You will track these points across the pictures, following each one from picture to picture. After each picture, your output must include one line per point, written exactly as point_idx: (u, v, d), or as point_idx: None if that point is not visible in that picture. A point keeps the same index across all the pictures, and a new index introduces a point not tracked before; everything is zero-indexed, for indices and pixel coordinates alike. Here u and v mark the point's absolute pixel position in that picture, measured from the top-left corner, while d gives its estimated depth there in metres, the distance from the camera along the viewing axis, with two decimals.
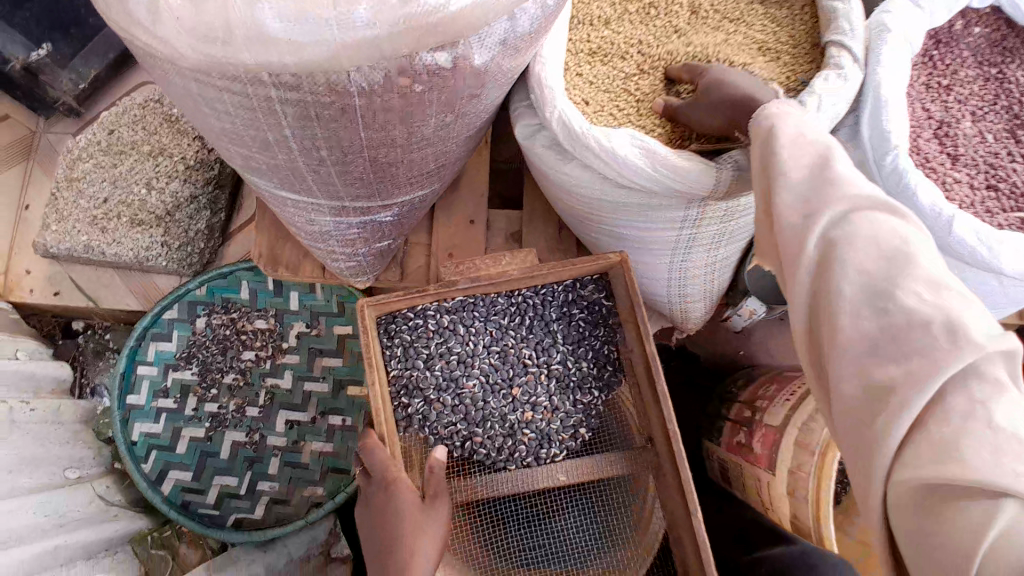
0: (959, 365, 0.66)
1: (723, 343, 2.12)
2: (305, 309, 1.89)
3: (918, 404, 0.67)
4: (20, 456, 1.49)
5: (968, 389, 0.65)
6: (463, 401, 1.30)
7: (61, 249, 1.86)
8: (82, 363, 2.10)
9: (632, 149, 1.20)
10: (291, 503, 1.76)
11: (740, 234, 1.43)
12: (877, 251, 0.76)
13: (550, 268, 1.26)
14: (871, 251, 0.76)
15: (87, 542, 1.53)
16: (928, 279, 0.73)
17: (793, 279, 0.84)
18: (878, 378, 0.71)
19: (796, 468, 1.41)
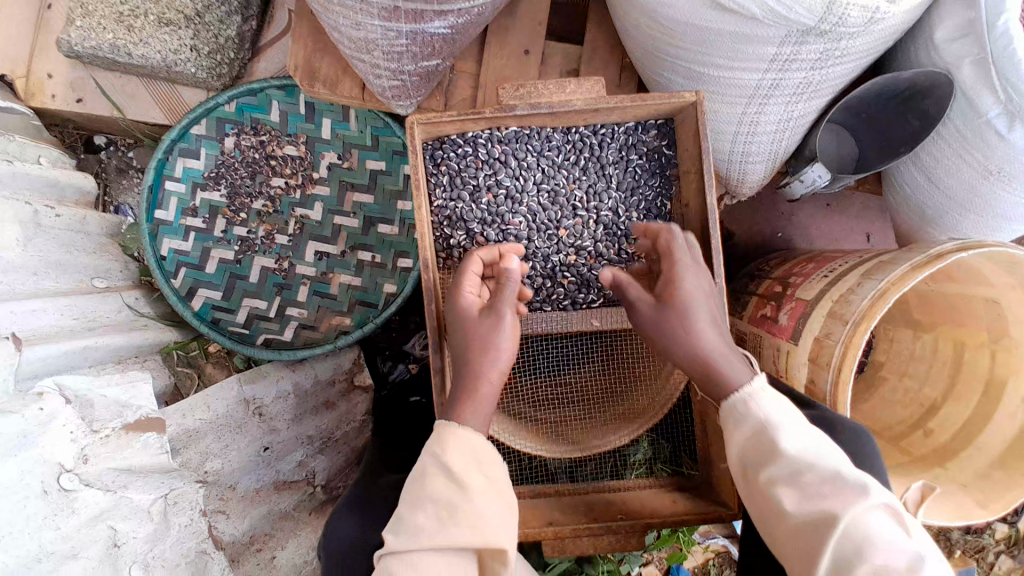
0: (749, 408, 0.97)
1: (760, 223, 2.01)
2: (338, 139, 1.79)
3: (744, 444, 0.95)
4: (45, 259, 1.49)
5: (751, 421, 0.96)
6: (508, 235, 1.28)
7: (85, 47, 1.71)
8: (106, 179, 2.05)
9: None
10: (320, 330, 1.79)
11: (823, 88, 1.33)
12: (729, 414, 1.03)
13: (619, 101, 1.15)
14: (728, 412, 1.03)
15: (117, 346, 1.52)
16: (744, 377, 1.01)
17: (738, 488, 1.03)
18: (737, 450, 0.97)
19: (824, 336, 1.34)
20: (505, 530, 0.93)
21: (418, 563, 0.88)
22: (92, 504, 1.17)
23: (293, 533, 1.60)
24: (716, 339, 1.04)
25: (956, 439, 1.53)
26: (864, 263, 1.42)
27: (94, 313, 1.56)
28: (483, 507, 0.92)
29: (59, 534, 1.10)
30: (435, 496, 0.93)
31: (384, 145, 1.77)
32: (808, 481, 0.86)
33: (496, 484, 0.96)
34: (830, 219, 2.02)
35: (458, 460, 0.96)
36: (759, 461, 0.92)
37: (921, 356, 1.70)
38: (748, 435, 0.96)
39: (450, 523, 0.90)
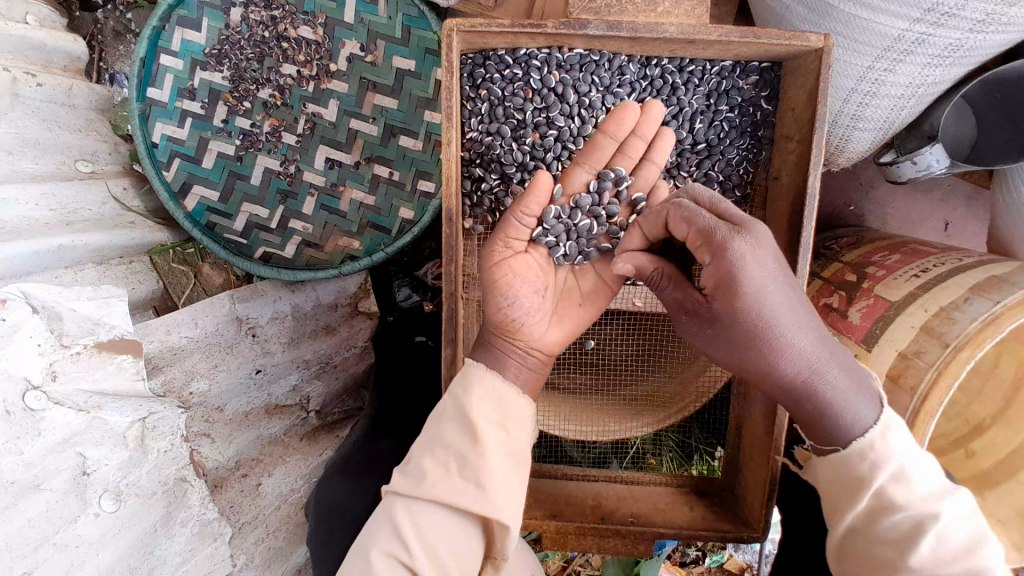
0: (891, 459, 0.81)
1: (836, 192, 1.75)
2: (362, 25, 1.50)
3: (888, 502, 0.81)
4: (20, 136, 1.29)
5: (894, 476, 0.81)
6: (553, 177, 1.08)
7: None
8: (101, 44, 1.78)
9: None
10: (325, 250, 1.61)
11: (971, 55, 1.07)
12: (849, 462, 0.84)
13: (727, 33, 0.87)
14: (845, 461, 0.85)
15: (100, 246, 1.37)
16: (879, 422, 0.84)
17: (850, 551, 0.86)
18: (883, 514, 0.81)
19: (912, 354, 1.14)
20: (510, 499, 0.84)
21: (417, 511, 0.83)
22: (62, 425, 1.05)
23: (282, 459, 1.50)
24: (805, 358, 0.83)
25: (996, 469, 1.34)
26: (966, 270, 1.20)
27: (73, 203, 1.36)
28: (492, 468, 0.83)
29: (22, 460, 0.99)
30: (450, 445, 0.86)
31: (416, 40, 1.49)
32: (945, 561, 0.77)
33: (517, 447, 0.88)
34: (918, 197, 1.74)
35: (479, 409, 0.88)
36: (887, 534, 0.80)
37: (977, 368, 1.46)
38: (870, 505, 0.82)
39: (458, 477, 0.83)
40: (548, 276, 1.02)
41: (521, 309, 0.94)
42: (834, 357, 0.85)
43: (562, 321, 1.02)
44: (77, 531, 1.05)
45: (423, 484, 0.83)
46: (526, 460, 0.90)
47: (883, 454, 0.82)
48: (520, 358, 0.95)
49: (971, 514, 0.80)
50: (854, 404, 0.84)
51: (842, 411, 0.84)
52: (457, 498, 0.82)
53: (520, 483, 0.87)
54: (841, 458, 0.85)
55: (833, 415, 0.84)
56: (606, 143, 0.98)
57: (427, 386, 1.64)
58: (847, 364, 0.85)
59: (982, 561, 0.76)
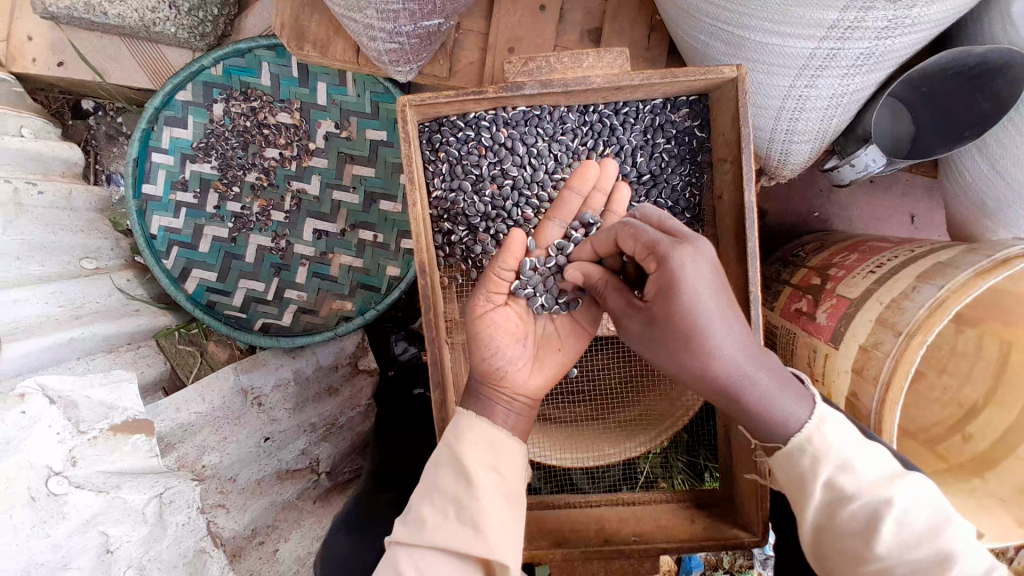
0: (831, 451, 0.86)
1: (800, 201, 1.82)
2: (334, 105, 1.63)
3: (840, 494, 0.84)
4: (28, 241, 1.39)
5: (839, 467, 0.85)
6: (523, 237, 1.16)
7: (59, 9, 1.62)
8: (96, 147, 1.93)
9: None
10: (321, 313, 1.69)
11: (885, 59, 1.14)
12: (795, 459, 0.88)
13: (646, 78, 0.97)
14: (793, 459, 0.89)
15: (108, 333, 1.46)
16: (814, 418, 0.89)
17: (820, 549, 0.88)
18: (840, 507, 0.84)
19: (871, 346, 1.21)
20: (506, 538, 0.88)
21: (420, 560, 0.86)
22: (84, 507, 1.11)
23: (296, 523, 1.56)
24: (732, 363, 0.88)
25: (992, 449, 1.37)
26: (917, 261, 1.27)
27: (80, 298, 1.48)
28: (487, 510, 0.88)
29: (49, 542, 1.05)
30: (446, 491, 0.91)
31: (384, 113, 1.61)
32: (910, 543, 0.79)
33: (509, 486, 0.93)
34: (879, 197, 1.82)
35: (473, 455, 0.94)
36: (848, 525, 0.83)
37: (964, 352, 1.50)
38: (825, 501, 0.86)
39: (456, 521, 0.88)
40: (527, 323, 1.11)
41: (503, 359, 1.03)
42: (763, 362, 0.90)
43: (546, 365, 1.09)
44: None
45: (423, 532, 0.88)
46: (520, 499, 0.95)
47: (822, 447, 0.87)
48: (509, 400, 1.02)
49: (925, 491, 0.83)
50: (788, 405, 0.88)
51: (775, 410, 0.88)
52: (455, 541, 0.86)
53: (515, 523, 0.91)
54: (786, 455, 0.89)
55: (766, 414, 0.88)
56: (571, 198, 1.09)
57: (426, 432, 1.67)
58: (773, 366, 0.90)
59: (946, 539, 0.78)
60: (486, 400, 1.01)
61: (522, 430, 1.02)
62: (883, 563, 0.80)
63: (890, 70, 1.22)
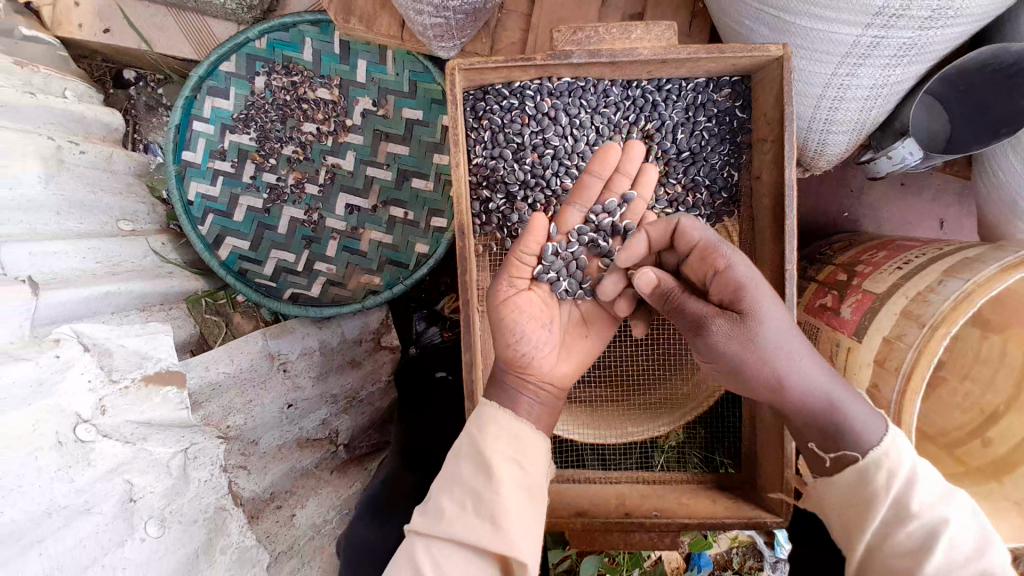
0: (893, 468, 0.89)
1: (829, 201, 1.83)
2: (373, 83, 1.67)
3: (897, 514, 0.88)
4: (68, 198, 1.43)
5: (900, 486, 0.88)
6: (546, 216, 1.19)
7: None
8: (136, 117, 1.99)
9: None
10: (349, 286, 1.72)
11: (928, 51, 1.16)
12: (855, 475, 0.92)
13: (693, 51, 0.99)
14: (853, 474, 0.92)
15: (142, 292, 1.50)
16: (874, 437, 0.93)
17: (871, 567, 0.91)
18: (899, 526, 0.87)
19: (895, 337, 1.20)
20: (527, 537, 0.87)
21: (437, 553, 0.85)
22: (110, 456, 1.12)
23: (314, 491, 1.57)
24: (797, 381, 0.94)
25: (1012, 454, 1.33)
26: (945, 257, 1.25)
27: (117, 256, 1.51)
28: (508, 506, 0.87)
29: (73, 487, 1.04)
30: (466, 483, 0.90)
31: (422, 92, 1.64)
32: (960, 565, 0.83)
33: (532, 481, 0.93)
34: (910, 201, 1.81)
35: (496, 448, 0.93)
36: (906, 544, 0.86)
37: (987, 358, 1.46)
38: (885, 516, 0.89)
39: (475, 514, 0.87)
40: (553, 310, 1.12)
41: (528, 346, 1.04)
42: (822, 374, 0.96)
43: (571, 355, 1.11)
44: (123, 554, 1.09)
45: (442, 524, 0.86)
46: (543, 497, 0.94)
47: (894, 463, 0.90)
48: (534, 389, 1.03)
49: (977, 515, 0.87)
50: (855, 420, 0.92)
51: (837, 419, 0.93)
52: (474, 534, 0.85)
53: (535, 521, 0.90)
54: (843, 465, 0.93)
55: (826, 417, 0.94)
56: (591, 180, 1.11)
57: (453, 413, 1.71)
58: (833, 379, 0.96)
59: (991, 561, 0.83)
60: (511, 389, 1.01)
61: (545, 425, 1.02)
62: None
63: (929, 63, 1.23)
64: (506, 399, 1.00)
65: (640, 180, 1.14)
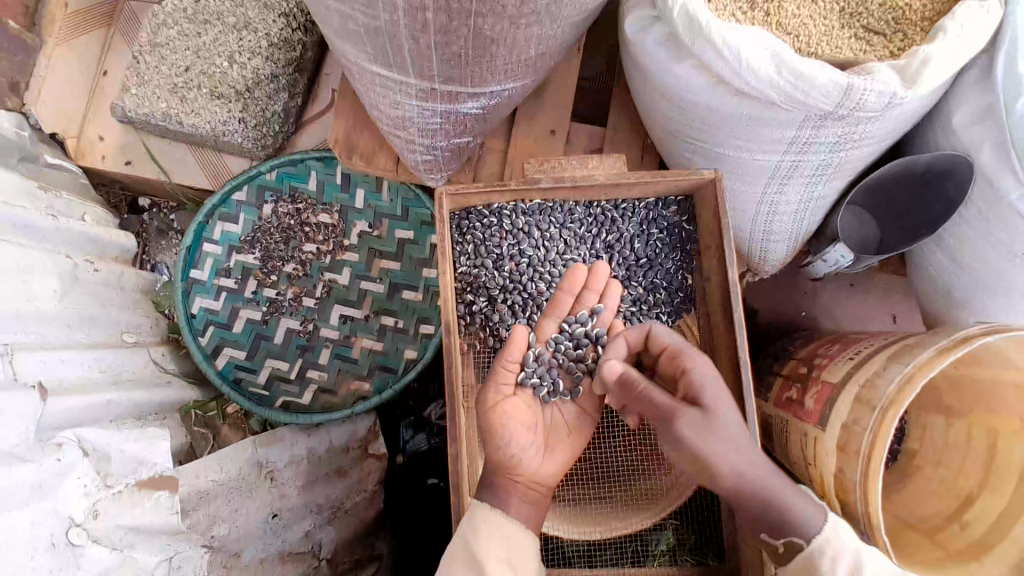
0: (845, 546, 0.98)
1: (787, 303, 2.00)
2: (369, 209, 1.87)
3: None
4: (79, 313, 1.54)
5: (855, 564, 0.97)
6: (523, 319, 1.32)
7: (140, 114, 1.93)
8: (147, 239, 2.20)
9: (765, 62, 1.16)
10: (338, 394, 1.80)
11: (843, 169, 1.41)
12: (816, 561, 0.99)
13: (640, 178, 1.20)
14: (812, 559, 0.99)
15: (141, 401, 1.56)
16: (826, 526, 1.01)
17: None
18: None
19: (851, 423, 1.28)
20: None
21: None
22: (98, 562, 1.13)
23: None
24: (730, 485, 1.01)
25: (990, 534, 1.36)
26: (889, 347, 1.38)
27: (120, 368, 1.59)
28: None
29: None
30: None
31: (413, 216, 1.85)
32: None
33: None
34: (859, 300, 1.98)
35: (487, 549, 1.00)
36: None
37: (956, 443, 1.53)
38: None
39: None
40: (536, 412, 1.20)
41: (517, 447, 1.11)
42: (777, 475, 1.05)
43: (558, 454, 1.19)
44: None
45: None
46: None
47: (840, 548, 0.98)
48: (522, 490, 1.10)
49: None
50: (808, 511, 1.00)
51: (796, 514, 1.00)
52: None
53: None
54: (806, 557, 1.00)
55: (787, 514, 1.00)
56: (563, 297, 1.26)
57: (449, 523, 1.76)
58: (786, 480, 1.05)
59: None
60: (501, 491, 1.08)
61: (534, 522, 1.08)
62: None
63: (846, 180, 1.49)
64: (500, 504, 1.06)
65: (607, 294, 1.28)
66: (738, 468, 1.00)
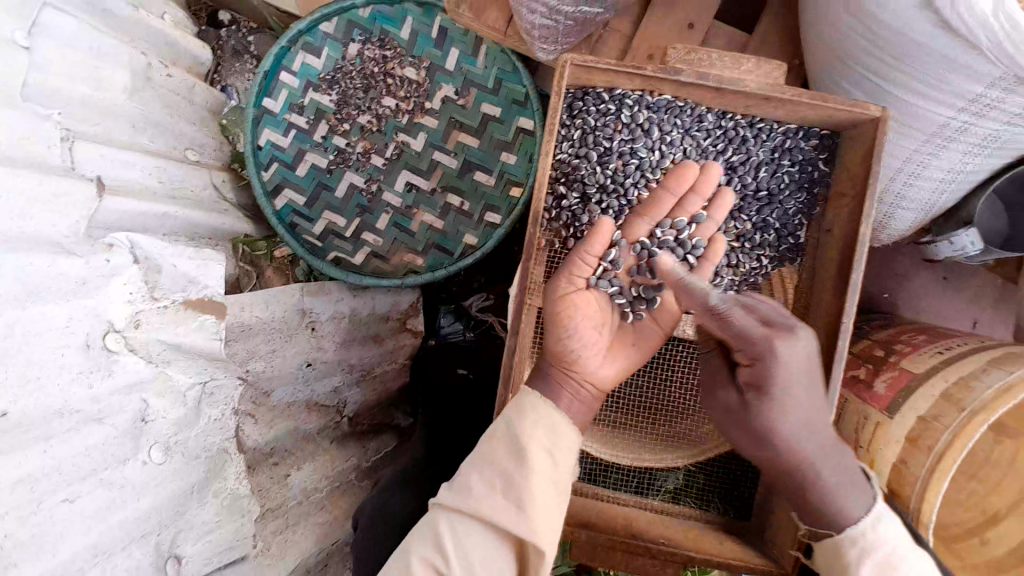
0: (879, 542, 0.93)
1: (870, 279, 1.84)
2: (460, 73, 1.70)
3: None
4: (145, 116, 1.46)
5: (886, 562, 0.92)
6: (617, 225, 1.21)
7: None
8: (221, 58, 2.04)
9: None
10: (391, 262, 1.74)
11: (1011, 146, 1.22)
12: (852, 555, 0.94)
13: (799, 95, 1.02)
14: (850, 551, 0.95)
15: (195, 223, 1.51)
16: (873, 514, 0.95)
17: None
18: None
19: (931, 418, 1.19)
20: (549, 526, 0.89)
21: (459, 525, 0.89)
22: (131, 371, 1.10)
23: (311, 457, 1.56)
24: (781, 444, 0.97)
25: (1009, 557, 1.33)
26: (988, 349, 1.27)
27: (178, 182, 1.52)
28: (535, 496, 0.88)
29: (90, 394, 1.03)
30: (496, 464, 0.92)
31: (505, 91, 1.67)
32: None
33: (560, 476, 0.93)
34: (951, 295, 1.81)
35: (530, 437, 0.93)
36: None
37: (994, 462, 1.40)
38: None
39: (500, 497, 0.88)
40: (605, 313, 1.10)
41: (580, 342, 1.02)
42: (834, 458, 0.98)
43: (616, 358, 1.09)
44: (124, 473, 1.09)
45: (470, 501, 0.89)
46: (566, 492, 0.94)
47: (875, 541, 0.93)
48: (575, 389, 1.02)
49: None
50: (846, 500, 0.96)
51: (840, 501, 0.96)
52: (499, 517, 0.87)
53: (558, 511, 0.92)
54: (832, 545, 0.97)
55: (826, 505, 0.96)
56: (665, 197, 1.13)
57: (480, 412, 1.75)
58: (842, 463, 0.98)
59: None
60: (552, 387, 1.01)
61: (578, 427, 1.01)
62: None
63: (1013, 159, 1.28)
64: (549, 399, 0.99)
65: (714, 204, 1.15)
66: (801, 437, 0.95)
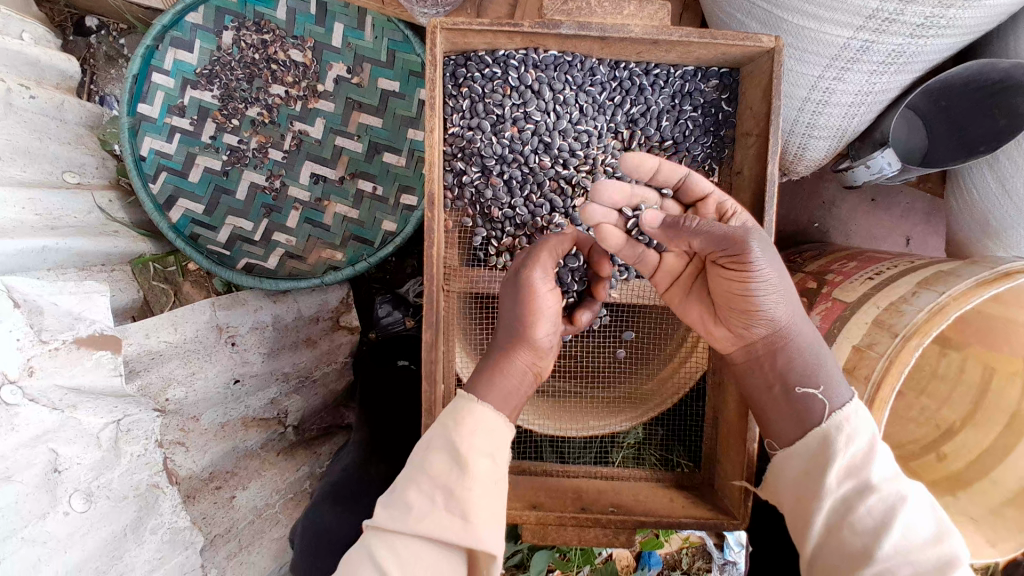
0: (862, 437, 0.87)
1: (800, 211, 1.82)
2: (349, 49, 1.58)
3: (866, 483, 0.83)
4: (9, 143, 1.32)
5: (869, 455, 0.86)
6: (518, 196, 1.19)
7: None
8: (93, 67, 1.89)
9: None
10: (308, 261, 1.65)
11: (915, 62, 1.19)
12: (843, 445, 0.87)
13: (688, 33, 0.96)
14: (840, 442, 0.87)
15: (83, 251, 1.38)
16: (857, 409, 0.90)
17: (844, 553, 0.83)
18: (872, 492, 0.82)
19: (865, 347, 1.15)
20: (496, 531, 0.81)
21: (400, 546, 0.78)
22: (35, 422, 0.99)
23: (257, 474, 1.49)
24: (787, 317, 0.96)
25: (969, 469, 1.28)
26: (916, 270, 1.21)
27: (57, 211, 1.38)
28: (477, 499, 0.80)
29: None
30: (434, 475, 0.82)
31: (400, 63, 1.56)
32: (916, 547, 0.78)
33: (504, 475, 0.85)
34: (879, 215, 1.82)
35: (464, 440, 0.85)
36: (862, 520, 0.82)
37: (945, 375, 1.42)
38: (843, 492, 0.85)
39: (443, 508, 0.80)
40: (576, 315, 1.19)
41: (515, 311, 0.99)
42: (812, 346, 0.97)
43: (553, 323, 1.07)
44: (45, 527, 0.98)
45: (409, 520, 0.79)
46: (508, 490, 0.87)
47: (854, 430, 0.87)
48: (519, 373, 0.97)
49: (930, 508, 0.83)
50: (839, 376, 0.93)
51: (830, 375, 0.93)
52: (441, 530, 0.78)
53: (505, 511, 0.84)
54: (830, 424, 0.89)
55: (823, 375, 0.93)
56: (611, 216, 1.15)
57: (410, 396, 1.67)
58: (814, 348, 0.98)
59: (950, 546, 0.79)
60: (491, 379, 0.94)
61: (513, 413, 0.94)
62: (890, 562, 0.78)
63: (933, 77, 1.28)
64: (490, 392, 0.92)
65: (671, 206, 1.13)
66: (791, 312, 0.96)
